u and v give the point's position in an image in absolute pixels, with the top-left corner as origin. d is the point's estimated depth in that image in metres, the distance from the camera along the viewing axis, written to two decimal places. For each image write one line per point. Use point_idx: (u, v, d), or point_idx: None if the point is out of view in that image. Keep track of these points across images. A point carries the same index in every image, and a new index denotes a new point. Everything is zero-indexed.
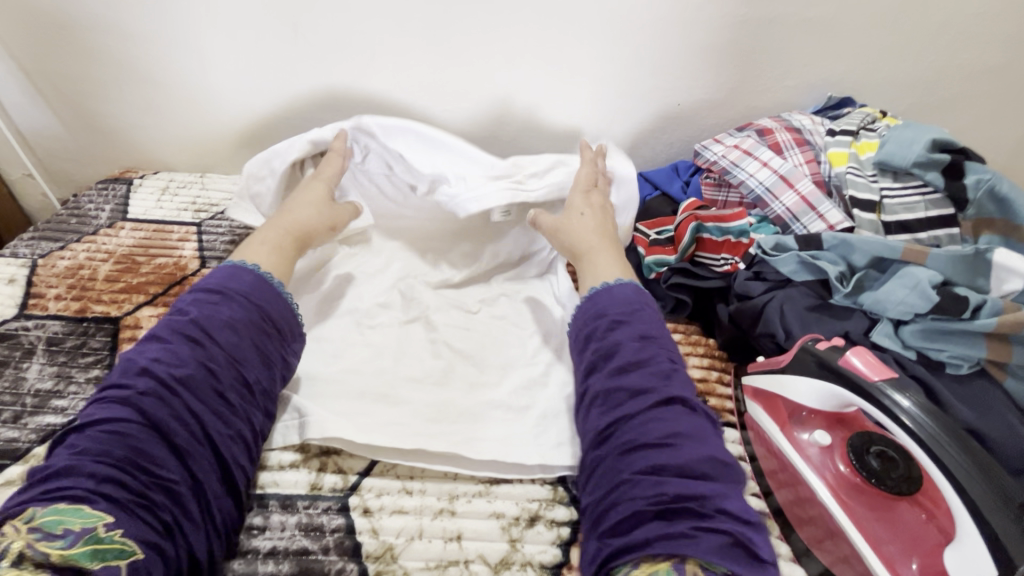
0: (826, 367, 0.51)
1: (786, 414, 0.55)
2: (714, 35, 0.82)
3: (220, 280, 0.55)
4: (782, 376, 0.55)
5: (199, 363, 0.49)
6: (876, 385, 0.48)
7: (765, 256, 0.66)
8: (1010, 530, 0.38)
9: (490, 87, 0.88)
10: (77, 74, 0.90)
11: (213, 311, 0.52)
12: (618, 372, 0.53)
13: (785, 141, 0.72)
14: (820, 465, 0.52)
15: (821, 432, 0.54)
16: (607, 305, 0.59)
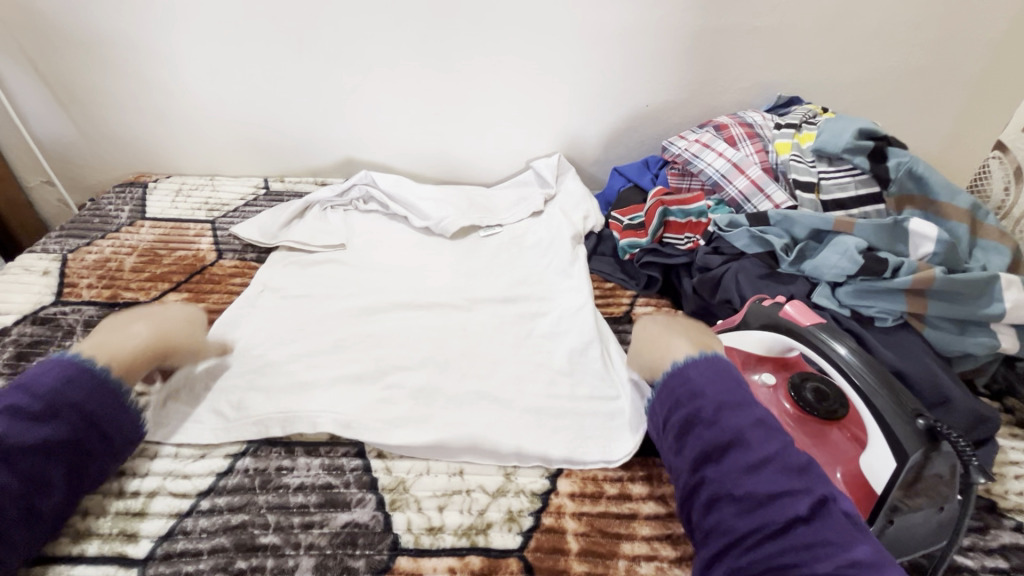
0: (767, 320, 0.61)
1: (739, 362, 0.64)
2: (676, 43, 0.92)
3: (45, 373, 0.51)
4: (733, 331, 0.65)
5: (39, 448, 0.47)
6: (805, 330, 0.57)
7: (721, 233, 0.76)
8: (905, 430, 0.47)
9: (475, 94, 0.97)
10: (95, 87, 0.98)
11: (30, 404, 0.48)
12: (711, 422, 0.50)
13: (738, 134, 0.82)
14: (766, 401, 0.61)
15: (768, 374, 0.63)
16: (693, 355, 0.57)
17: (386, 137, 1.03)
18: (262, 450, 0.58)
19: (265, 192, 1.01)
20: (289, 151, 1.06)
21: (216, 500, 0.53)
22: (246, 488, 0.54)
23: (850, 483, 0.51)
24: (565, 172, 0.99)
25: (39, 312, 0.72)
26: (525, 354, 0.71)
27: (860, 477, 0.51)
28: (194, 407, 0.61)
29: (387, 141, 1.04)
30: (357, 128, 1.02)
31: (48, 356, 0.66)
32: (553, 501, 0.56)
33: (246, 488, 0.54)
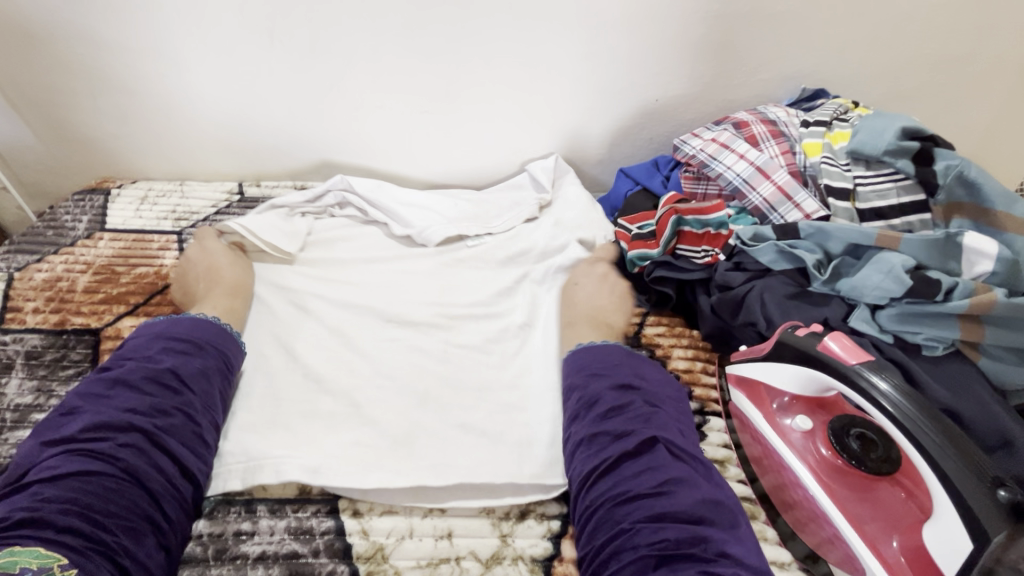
0: (806, 355, 0.52)
1: (769, 401, 0.57)
2: (689, 30, 0.83)
3: (158, 348, 0.54)
4: (763, 365, 0.56)
5: (180, 411, 0.50)
6: (853, 369, 0.48)
7: (744, 246, 0.67)
8: (986, 505, 0.38)
9: (468, 89, 0.89)
10: (48, 83, 0.89)
11: (165, 372, 0.52)
12: (598, 422, 0.52)
13: (761, 133, 0.73)
14: (801, 450, 0.53)
15: (802, 417, 0.54)
16: (591, 356, 0.59)
17: (371, 136, 0.94)
18: (219, 511, 0.50)
19: (239, 198, 0.93)
20: (266, 152, 0.97)
21: None
22: (197, 561, 0.47)
23: (909, 554, 0.44)
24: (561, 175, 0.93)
25: None
26: (523, 386, 0.63)
27: (922, 550, 0.43)
28: None
29: (371, 140, 0.95)
30: (340, 126, 0.93)
31: None
32: (556, 570, 0.48)
33: (198, 560, 0.47)
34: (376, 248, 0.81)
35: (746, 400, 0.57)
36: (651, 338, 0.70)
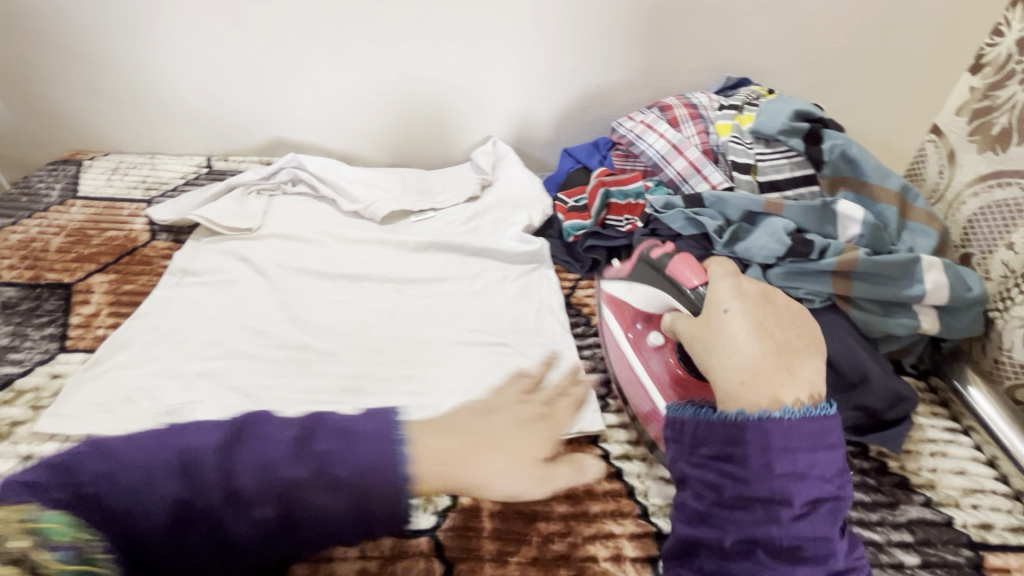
0: (657, 273, 0.66)
1: (630, 318, 0.69)
2: (624, 22, 0.91)
3: (211, 481, 0.37)
4: (631, 287, 0.69)
5: (201, 487, 0.37)
6: (691, 295, 0.61)
7: (658, 215, 0.75)
8: None
9: (423, 72, 0.95)
10: (23, 57, 0.93)
11: (176, 464, 0.38)
12: (766, 504, 0.41)
13: (682, 115, 0.82)
14: (649, 362, 0.64)
15: (656, 334, 0.66)
16: (796, 435, 0.42)
17: (334, 115, 1.01)
18: None
19: (207, 171, 0.99)
20: (233, 129, 1.02)
21: None
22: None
23: None
24: (503, 155, 1.00)
25: None
26: (460, 338, 0.71)
27: None
28: (107, 393, 0.59)
29: (334, 119, 1.01)
30: (304, 105, 0.99)
31: None
32: None
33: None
34: (335, 221, 0.89)
35: (612, 315, 0.70)
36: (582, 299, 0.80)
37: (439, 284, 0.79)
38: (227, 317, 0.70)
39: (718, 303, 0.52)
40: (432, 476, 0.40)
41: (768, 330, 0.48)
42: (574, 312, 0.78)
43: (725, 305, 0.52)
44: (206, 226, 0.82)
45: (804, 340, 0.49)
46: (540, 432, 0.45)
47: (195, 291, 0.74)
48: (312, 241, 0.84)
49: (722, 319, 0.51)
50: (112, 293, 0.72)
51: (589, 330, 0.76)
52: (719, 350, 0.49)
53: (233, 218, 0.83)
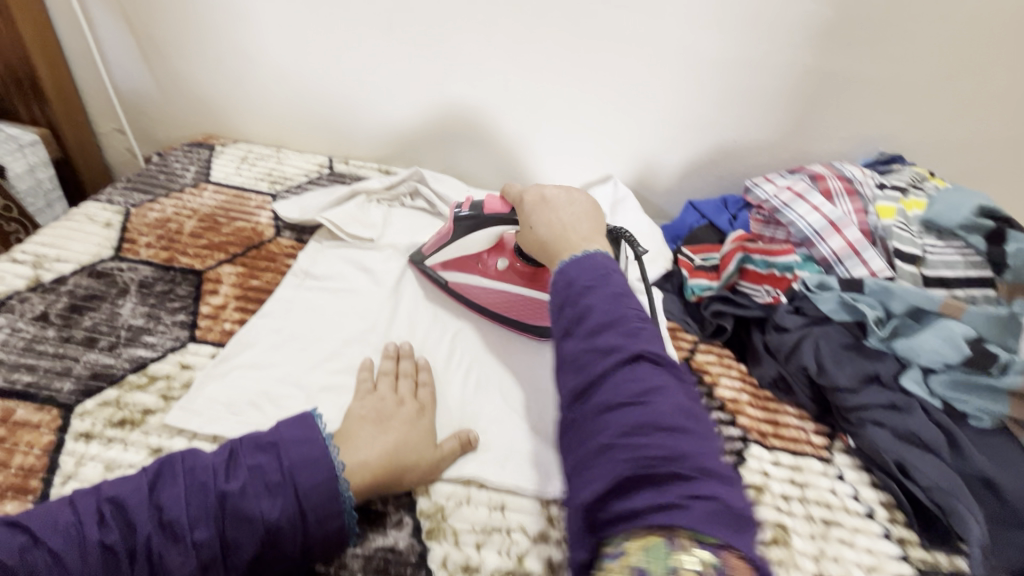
0: (484, 222, 0.69)
1: (468, 267, 0.75)
2: (778, 82, 0.87)
3: (307, 461, 0.48)
4: (456, 244, 0.74)
5: (243, 475, 0.46)
6: (507, 218, 0.68)
7: (808, 293, 0.71)
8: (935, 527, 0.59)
9: (558, 104, 0.94)
10: (178, 41, 0.96)
11: (273, 468, 0.47)
12: (585, 393, 0.44)
13: (836, 189, 0.77)
14: (491, 272, 0.73)
15: (500, 259, 0.74)
16: (574, 273, 0.51)
17: (459, 131, 1.00)
18: None
19: (329, 171, 1.00)
20: (359, 134, 1.03)
21: None
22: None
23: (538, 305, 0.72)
24: (621, 196, 0.97)
25: (97, 265, 0.71)
26: None
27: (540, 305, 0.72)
28: (234, 394, 0.59)
29: (459, 136, 1.00)
30: (433, 120, 0.99)
31: (99, 313, 0.65)
32: None
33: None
34: None
35: (453, 269, 0.75)
36: (701, 363, 0.74)
37: None
38: (346, 329, 0.69)
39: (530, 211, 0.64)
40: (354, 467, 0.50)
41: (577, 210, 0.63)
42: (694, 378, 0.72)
43: (539, 194, 0.65)
44: (330, 230, 0.82)
45: (585, 226, 0.60)
46: (408, 422, 0.56)
47: (316, 295, 0.73)
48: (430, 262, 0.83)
49: (542, 207, 0.63)
50: (240, 285, 0.73)
51: (712, 401, 0.70)
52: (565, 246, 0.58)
53: (356, 227, 0.83)
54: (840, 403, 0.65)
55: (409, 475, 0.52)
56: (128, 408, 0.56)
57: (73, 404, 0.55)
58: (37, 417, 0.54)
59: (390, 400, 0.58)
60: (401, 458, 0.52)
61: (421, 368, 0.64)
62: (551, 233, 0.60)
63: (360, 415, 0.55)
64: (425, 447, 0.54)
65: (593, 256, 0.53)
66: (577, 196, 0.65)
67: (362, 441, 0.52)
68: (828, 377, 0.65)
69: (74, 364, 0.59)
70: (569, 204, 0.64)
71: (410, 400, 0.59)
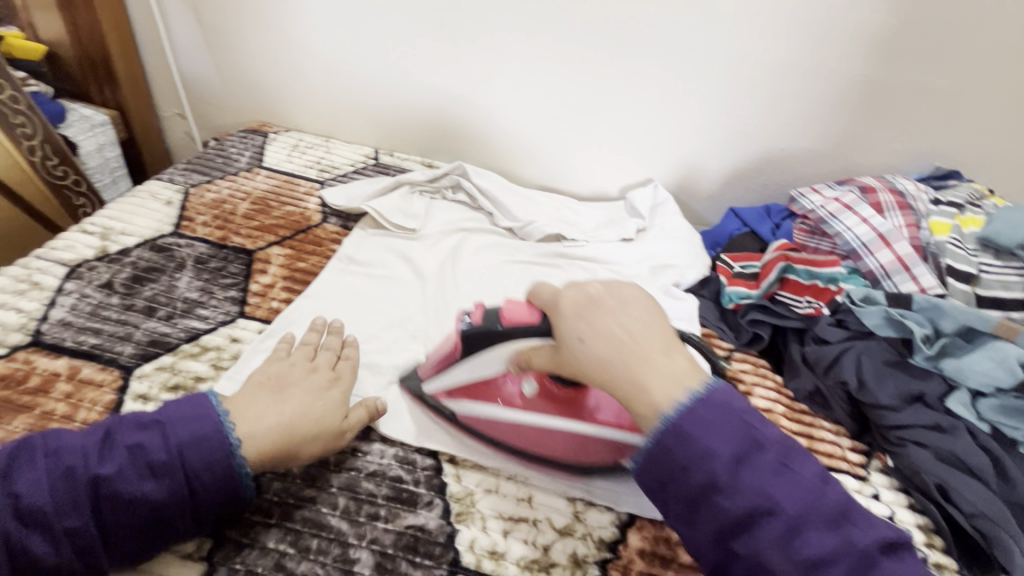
0: (499, 334, 0.54)
1: (472, 394, 0.59)
2: (831, 91, 0.85)
3: (196, 442, 0.47)
4: (465, 365, 0.58)
5: (122, 454, 0.45)
6: (532, 326, 0.52)
7: (852, 306, 0.69)
8: (975, 554, 0.57)
9: (603, 106, 0.94)
10: (241, 33, 1.01)
11: (155, 446, 0.45)
12: (737, 462, 0.42)
13: (887, 202, 0.75)
14: (516, 401, 0.57)
15: (527, 381, 0.57)
16: (653, 386, 0.45)
17: (503, 129, 1.01)
18: None
19: (374, 163, 1.02)
20: (406, 128, 1.06)
21: (270, 482, 0.52)
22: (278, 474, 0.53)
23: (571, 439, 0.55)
24: (661, 200, 0.97)
25: (157, 240, 0.75)
26: None
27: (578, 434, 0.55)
28: None
29: (502, 134, 1.02)
30: (478, 118, 1.01)
31: (158, 285, 0.69)
32: (622, 555, 0.51)
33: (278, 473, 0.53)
34: (489, 237, 0.89)
35: (457, 398, 0.59)
36: (736, 373, 0.74)
37: None
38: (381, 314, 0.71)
39: (571, 331, 0.48)
40: (257, 440, 0.49)
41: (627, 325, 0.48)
42: None
43: (580, 333, 0.48)
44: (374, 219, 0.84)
45: (657, 338, 0.48)
46: (312, 391, 0.55)
47: (358, 281, 0.75)
48: (469, 255, 0.84)
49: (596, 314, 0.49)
50: (288, 267, 0.76)
51: None
52: (608, 334, 0.47)
53: (400, 217, 0.85)
54: (880, 421, 0.63)
55: (309, 442, 0.51)
56: (182, 374, 0.59)
57: (132, 367, 0.59)
58: (100, 376, 0.57)
59: (300, 367, 0.57)
60: (301, 428, 0.51)
61: (347, 344, 0.63)
62: (606, 352, 0.47)
63: (259, 383, 0.55)
64: (331, 418, 0.53)
65: (714, 384, 0.45)
66: (609, 292, 0.50)
67: (253, 413, 0.50)
68: (869, 393, 0.64)
69: (134, 331, 0.62)
70: (629, 306, 0.49)
71: (325, 369, 0.58)
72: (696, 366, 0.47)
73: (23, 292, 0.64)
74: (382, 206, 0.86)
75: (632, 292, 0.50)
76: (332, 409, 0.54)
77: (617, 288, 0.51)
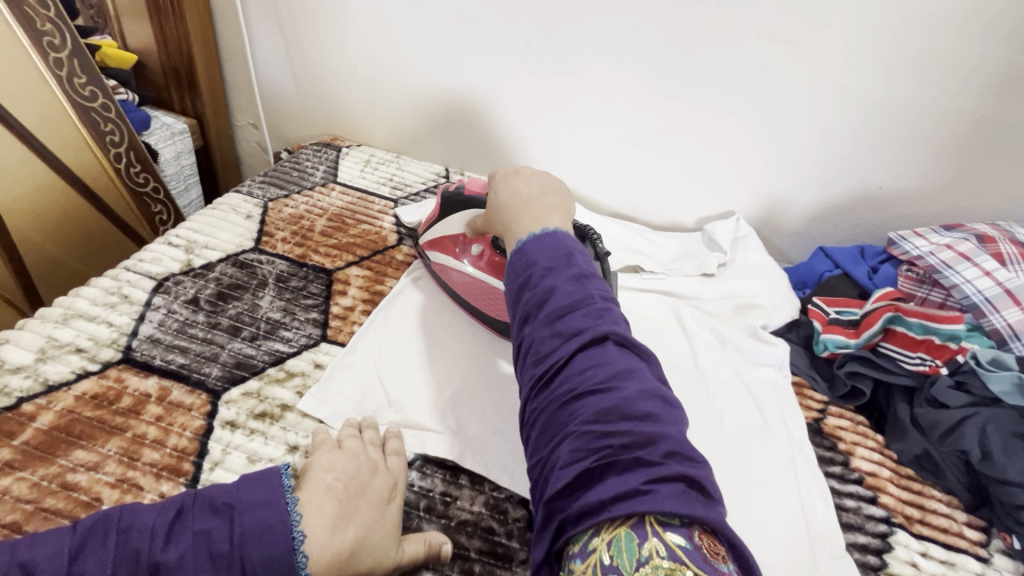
0: (467, 202, 0.68)
1: (449, 249, 0.71)
2: (941, 130, 0.79)
3: (258, 542, 0.41)
4: (442, 222, 0.71)
5: (184, 544, 0.40)
6: (483, 202, 0.67)
7: (977, 368, 0.64)
8: None
9: (687, 135, 0.91)
10: (323, 48, 1.01)
11: (220, 537, 0.41)
12: (554, 319, 0.45)
13: (1010, 253, 0.69)
14: (470, 257, 0.69)
15: (477, 246, 0.70)
16: (534, 253, 0.51)
17: (578, 153, 0.99)
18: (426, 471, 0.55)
19: (445, 181, 1.01)
20: (478, 147, 1.04)
21: None
22: None
23: None
24: (744, 235, 0.92)
25: (240, 255, 0.74)
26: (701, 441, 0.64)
27: None
28: (361, 399, 0.60)
29: (576, 158, 0.99)
30: (554, 141, 0.99)
31: (242, 303, 0.68)
32: None
33: None
34: None
35: (433, 248, 0.72)
36: (835, 429, 0.69)
37: (674, 369, 0.72)
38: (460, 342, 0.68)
39: (496, 187, 0.62)
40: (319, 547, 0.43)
41: (536, 191, 0.60)
42: (826, 444, 0.67)
43: (506, 175, 0.64)
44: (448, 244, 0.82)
45: (553, 201, 0.60)
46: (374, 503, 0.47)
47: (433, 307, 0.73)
48: None
49: (513, 180, 0.63)
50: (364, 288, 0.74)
51: (848, 473, 0.64)
52: (532, 213, 0.57)
53: None
54: (1007, 499, 0.58)
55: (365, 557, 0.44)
56: (268, 402, 0.58)
57: (220, 391, 0.58)
58: (189, 399, 0.56)
59: (365, 464, 0.50)
60: (358, 558, 0.44)
61: (391, 437, 0.56)
62: (513, 202, 0.59)
63: (327, 486, 0.47)
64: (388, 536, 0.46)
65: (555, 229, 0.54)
66: (550, 184, 0.63)
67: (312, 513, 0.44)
68: (995, 466, 0.58)
69: (220, 352, 0.62)
70: (540, 177, 0.64)
71: (383, 470, 0.51)
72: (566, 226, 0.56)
73: (114, 305, 0.64)
74: None
75: (553, 178, 0.64)
76: (387, 520, 0.47)
77: (559, 183, 0.64)
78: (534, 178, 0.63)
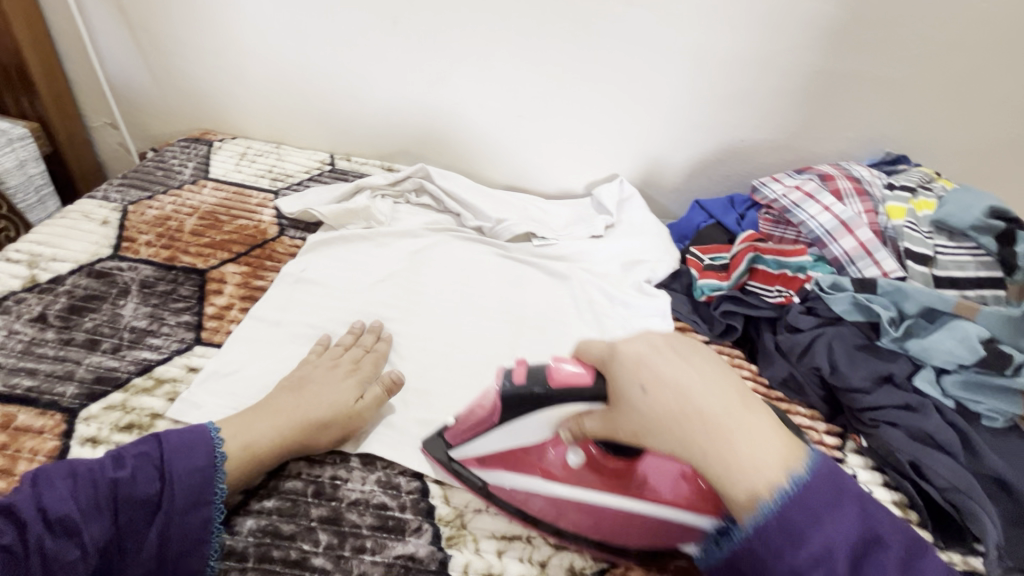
0: (549, 400, 0.46)
1: (514, 463, 0.52)
2: (783, 83, 0.86)
3: (186, 453, 0.48)
4: (496, 434, 0.51)
5: (125, 466, 0.46)
6: (581, 391, 0.46)
7: (821, 293, 0.71)
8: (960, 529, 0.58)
9: (563, 104, 0.93)
10: (175, 36, 0.94)
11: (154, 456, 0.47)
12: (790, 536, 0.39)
13: (846, 189, 0.77)
14: (558, 471, 0.51)
15: (574, 450, 0.50)
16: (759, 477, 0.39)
17: (463, 128, 0.98)
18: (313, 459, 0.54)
19: (330, 169, 0.97)
20: (360, 130, 1.01)
21: (244, 521, 0.49)
22: (254, 510, 0.50)
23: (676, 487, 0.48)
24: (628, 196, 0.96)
25: (95, 264, 0.68)
26: None
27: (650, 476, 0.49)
28: (239, 397, 0.58)
29: (462, 133, 0.99)
30: (437, 118, 0.98)
31: (100, 315, 0.63)
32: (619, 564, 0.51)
33: (253, 509, 0.50)
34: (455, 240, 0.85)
35: (495, 467, 0.53)
36: None
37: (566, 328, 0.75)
38: (384, 329, 0.68)
39: (629, 379, 0.43)
40: None
41: (704, 377, 0.43)
42: None
43: (642, 379, 0.43)
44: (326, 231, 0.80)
45: (732, 391, 0.43)
46: None
47: (315, 297, 0.70)
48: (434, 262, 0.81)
49: (666, 364, 0.43)
50: (240, 285, 0.71)
51: None
52: (744, 425, 0.41)
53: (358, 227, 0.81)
54: (853, 403, 0.65)
55: None
56: (136, 412, 0.55)
57: (77, 408, 0.54)
58: (40, 422, 0.52)
59: None
60: None
61: None
62: (677, 398, 0.42)
63: None
64: None
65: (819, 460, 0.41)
66: (677, 356, 0.44)
67: None
68: (841, 377, 0.66)
69: (76, 368, 0.57)
70: (704, 360, 0.44)
71: None
72: (785, 439, 0.42)
73: None
74: (338, 212, 0.81)
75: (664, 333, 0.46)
76: None
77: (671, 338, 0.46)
78: (676, 363, 0.43)
